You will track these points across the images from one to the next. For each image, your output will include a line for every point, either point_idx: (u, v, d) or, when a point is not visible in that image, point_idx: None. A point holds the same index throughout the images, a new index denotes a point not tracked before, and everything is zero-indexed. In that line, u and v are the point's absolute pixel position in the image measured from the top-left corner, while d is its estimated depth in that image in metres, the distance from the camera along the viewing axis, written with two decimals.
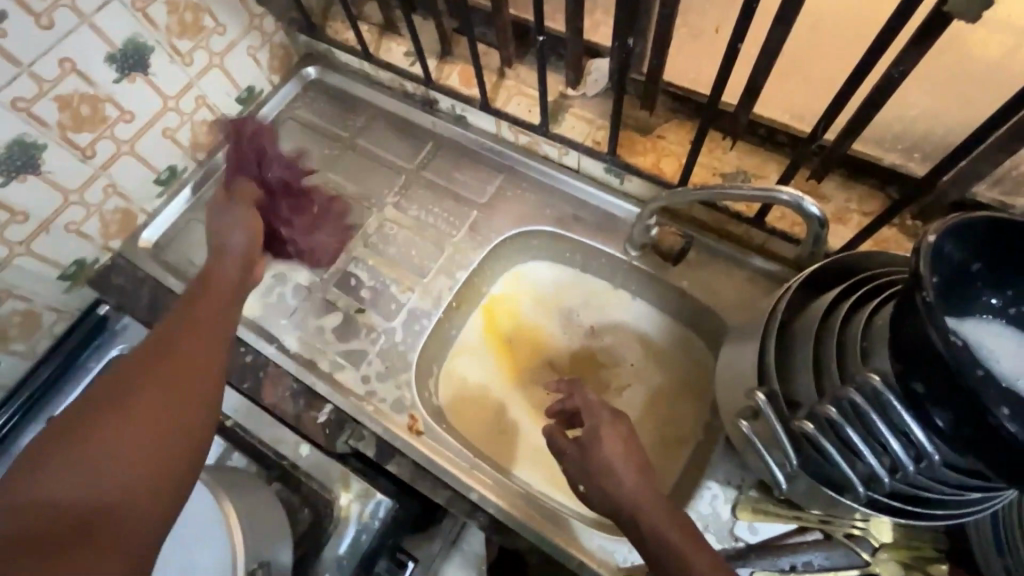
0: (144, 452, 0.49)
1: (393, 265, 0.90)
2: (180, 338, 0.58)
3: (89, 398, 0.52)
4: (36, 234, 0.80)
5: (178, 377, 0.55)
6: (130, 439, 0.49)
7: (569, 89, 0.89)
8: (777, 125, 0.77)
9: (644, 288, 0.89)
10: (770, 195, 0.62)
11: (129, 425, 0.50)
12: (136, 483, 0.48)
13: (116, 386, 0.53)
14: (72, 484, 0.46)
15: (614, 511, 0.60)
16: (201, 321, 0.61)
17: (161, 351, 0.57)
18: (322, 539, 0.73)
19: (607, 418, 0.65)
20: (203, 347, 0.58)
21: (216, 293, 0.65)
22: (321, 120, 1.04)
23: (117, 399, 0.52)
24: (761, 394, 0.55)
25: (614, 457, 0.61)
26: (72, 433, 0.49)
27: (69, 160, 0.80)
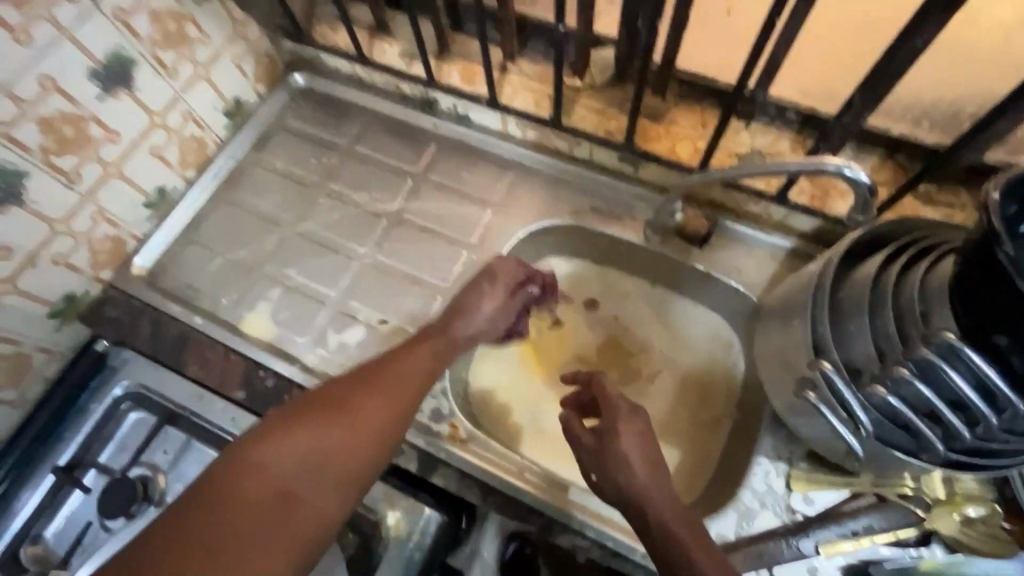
0: (333, 469, 0.60)
1: (411, 272, 0.87)
2: (386, 372, 0.67)
3: (339, 394, 0.64)
4: (21, 270, 0.74)
5: (380, 402, 0.65)
6: (330, 451, 0.60)
7: (576, 81, 0.88)
8: (786, 101, 0.78)
9: (664, 274, 0.90)
10: (816, 166, 0.60)
11: (332, 441, 0.61)
12: (322, 495, 0.59)
13: (329, 398, 0.64)
14: (288, 468, 0.58)
15: (623, 502, 0.60)
16: (410, 363, 0.69)
17: (372, 376, 0.67)
18: (372, 561, 0.70)
19: (626, 411, 0.65)
20: (410, 388, 0.67)
21: (434, 343, 0.72)
22: (315, 129, 1.00)
23: (326, 411, 0.63)
24: (825, 362, 0.55)
25: (630, 451, 0.61)
26: (288, 425, 0.61)
27: (53, 186, 0.74)
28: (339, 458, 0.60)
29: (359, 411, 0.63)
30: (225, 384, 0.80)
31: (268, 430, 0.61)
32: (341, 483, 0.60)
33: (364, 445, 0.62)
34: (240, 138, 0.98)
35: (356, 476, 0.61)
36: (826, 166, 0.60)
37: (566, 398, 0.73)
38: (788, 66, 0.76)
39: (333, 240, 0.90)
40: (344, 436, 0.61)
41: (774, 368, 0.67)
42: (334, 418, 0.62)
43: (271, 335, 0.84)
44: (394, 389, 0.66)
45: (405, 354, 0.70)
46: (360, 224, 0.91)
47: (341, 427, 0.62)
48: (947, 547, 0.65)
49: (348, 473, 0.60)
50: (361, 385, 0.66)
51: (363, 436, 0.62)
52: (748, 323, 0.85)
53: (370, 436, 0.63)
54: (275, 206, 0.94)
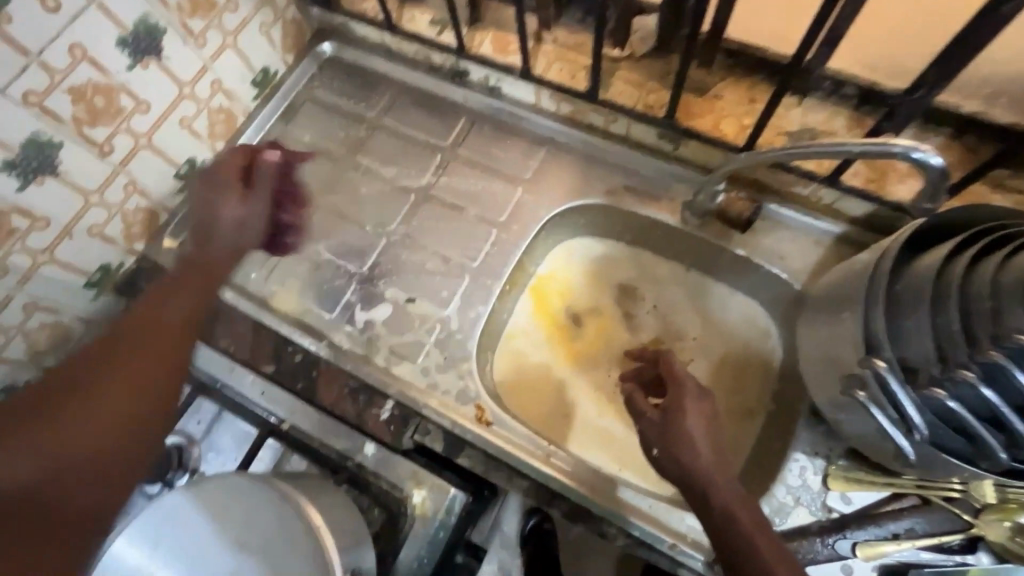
0: (87, 455, 0.51)
1: (438, 251, 0.86)
2: (134, 322, 0.58)
3: (68, 384, 0.54)
4: (58, 241, 0.75)
5: (115, 385, 0.54)
6: (58, 437, 0.51)
7: (614, 51, 0.83)
8: (843, 76, 0.72)
9: (702, 259, 0.86)
10: (881, 148, 0.55)
11: (75, 410, 0.52)
12: (80, 481, 0.50)
13: (81, 366, 0.55)
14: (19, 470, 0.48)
15: (684, 483, 0.58)
16: (181, 297, 0.61)
17: (127, 327, 0.57)
18: (399, 536, 0.71)
19: (694, 392, 0.63)
20: (167, 333, 0.59)
21: (208, 268, 0.64)
22: (342, 100, 0.98)
23: (58, 400, 0.53)
24: (879, 359, 0.52)
25: (697, 432, 0.60)
26: (7, 432, 0.50)
27: (85, 157, 0.74)
28: (81, 441, 0.51)
29: (97, 396, 0.54)
30: (255, 357, 0.81)
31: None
32: (117, 465, 0.52)
33: (99, 421, 0.52)
34: (269, 110, 0.97)
35: (108, 448, 0.52)
36: (891, 147, 0.55)
37: (626, 375, 0.74)
38: (850, 39, 0.68)
39: (361, 215, 0.89)
40: (93, 424, 0.52)
41: (818, 361, 0.64)
42: (54, 407, 0.52)
43: (299, 310, 0.84)
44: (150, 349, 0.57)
45: (166, 292, 0.61)
46: (388, 199, 0.90)
47: (87, 415, 0.52)
48: (994, 554, 0.62)
49: (111, 464, 0.52)
50: (110, 360, 0.55)
51: (109, 408, 0.53)
52: (787, 312, 0.82)
53: (120, 408, 0.54)
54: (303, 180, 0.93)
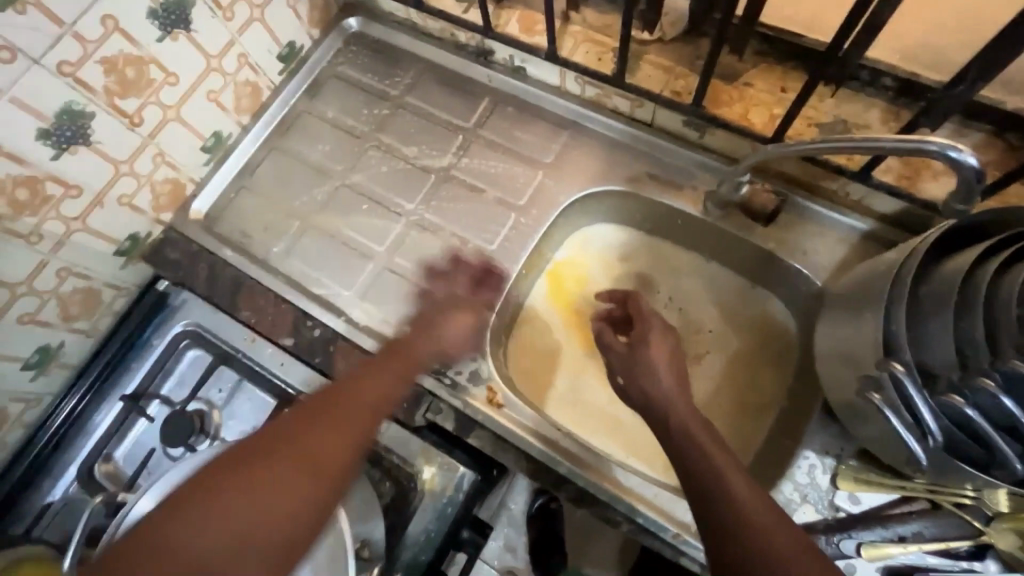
0: (286, 511, 0.53)
1: (456, 233, 0.86)
2: (342, 398, 0.62)
3: (241, 451, 0.56)
4: (90, 209, 0.77)
5: (340, 433, 0.58)
6: (257, 493, 0.53)
7: (643, 34, 0.81)
8: (882, 66, 0.70)
9: (721, 251, 0.85)
10: (919, 145, 0.53)
11: (292, 465, 0.55)
12: (270, 524, 0.52)
13: (274, 435, 0.57)
14: (195, 542, 0.50)
15: (644, 406, 0.63)
16: (382, 377, 0.66)
17: (329, 402, 0.61)
18: (409, 509, 0.73)
19: (659, 327, 0.69)
20: (383, 386, 0.65)
21: (411, 347, 0.70)
22: (366, 77, 0.98)
23: (251, 461, 0.55)
24: (897, 364, 0.51)
25: (658, 360, 0.65)
26: (205, 498, 0.52)
27: (117, 128, 0.75)
28: (280, 501, 0.53)
29: (264, 466, 0.54)
30: (275, 330, 0.83)
31: (193, 494, 0.52)
32: (318, 501, 0.55)
33: (287, 480, 0.54)
34: (295, 85, 0.97)
35: (336, 475, 0.57)
36: (928, 147, 0.52)
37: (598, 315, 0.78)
38: (892, 26, 0.66)
39: (381, 194, 0.90)
40: (322, 450, 0.57)
41: (835, 361, 0.63)
42: (273, 450, 0.56)
43: (318, 286, 0.85)
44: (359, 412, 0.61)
45: (361, 379, 0.65)
46: (409, 178, 0.90)
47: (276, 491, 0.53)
48: (1001, 562, 0.62)
49: (295, 515, 0.53)
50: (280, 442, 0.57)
51: (326, 465, 0.56)
52: (806, 308, 0.81)
53: (320, 472, 0.56)
54: (326, 156, 0.94)
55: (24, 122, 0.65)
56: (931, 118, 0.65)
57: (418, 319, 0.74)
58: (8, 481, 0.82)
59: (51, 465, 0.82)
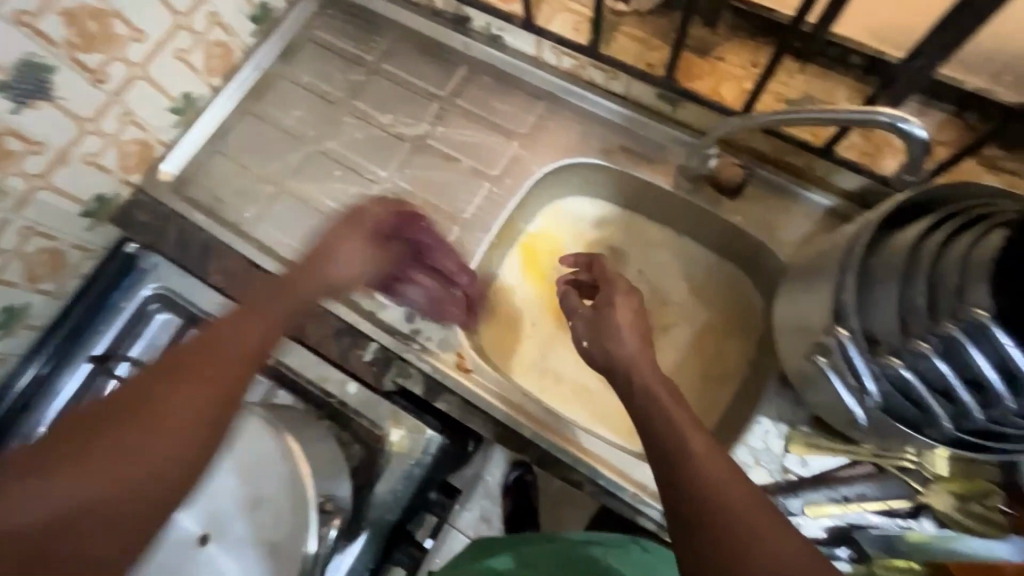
0: (160, 461, 0.45)
1: (430, 202, 0.86)
2: (226, 335, 0.53)
3: (121, 396, 0.47)
4: (53, 167, 0.76)
5: (213, 379, 0.50)
6: (127, 453, 0.44)
7: (619, 5, 0.81)
8: (850, 43, 0.72)
9: (691, 226, 0.87)
10: (871, 117, 0.55)
11: (160, 418, 0.46)
12: (136, 487, 0.44)
13: (137, 382, 0.48)
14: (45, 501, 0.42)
15: (607, 368, 0.59)
16: (263, 311, 0.58)
17: (202, 347, 0.51)
18: (378, 469, 0.75)
19: (624, 288, 0.65)
20: (261, 321, 0.56)
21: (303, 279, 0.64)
22: (342, 42, 0.96)
23: (112, 415, 0.46)
24: (841, 329, 0.53)
25: (623, 323, 0.60)
26: (55, 458, 0.43)
27: (79, 84, 0.73)
28: (151, 446, 0.45)
29: (143, 411, 0.46)
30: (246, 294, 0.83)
31: (41, 453, 0.43)
32: (193, 445, 0.47)
33: (162, 438, 0.46)
34: (268, 47, 0.95)
35: (217, 421, 0.49)
36: (879, 119, 0.54)
37: (564, 277, 0.77)
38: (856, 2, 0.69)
39: (355, 161, 0.89)
40: (194, 398, 0.48)
41: (790, 330, 0.65)
42: (148, 396, 0.47)
43: (290, 252, 0.85)
44: (239, 355, 0.52)
45: (238, 319, 0.56)
46: (384, 146, 0.90)
47: (138, 433, 0.45)
48: (937, 522, 0.65)
49: (168, 463, 0.46)
50: (160, 382, 0.48)
51: (198, 416, 0.48)
52: (769, 281, 0.83)
53: (195, 410, 0.48)
54: (300, 122, 0.93)
55: None
56: (893, 95, 0.67)
57: (308, 252, 0.67)
58: None
59: (20, 425, 0.83)
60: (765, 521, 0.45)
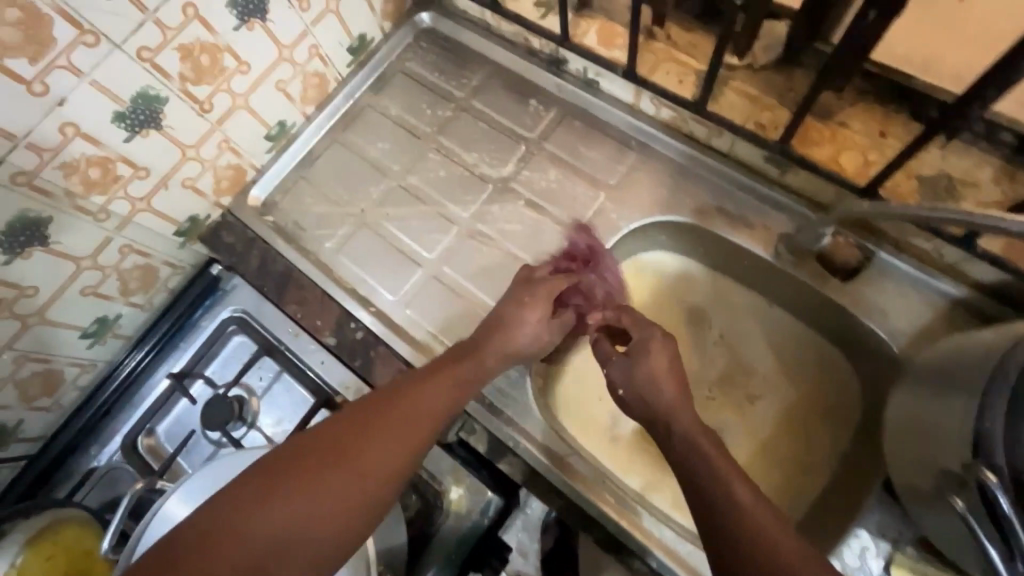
0: (328, 527, 0.54)
1: (508, 248, 0.84)
2: (386, 419, 0.61)
3: (335, 451, 0.58)
4: (156, 190, 0.79)
5: (363, 466, 0.57)
6: (304, 532, 0.53)
7: (732, 58, 0.76)
8: (1004, 121, 0.63)
9: (790, 297, 0.79)
10: (987, 221, 0.50)
11: (330, 486, 0.55)
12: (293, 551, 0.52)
13: (317, 453, 0.57)
14: (267, 531, 0.52)
15: (647, 418, 0.64)
16: (426, 396, 0.64)
17: (359, 425, 0.60)
18: (432, 527, 0.72)
19: (660, 335, 0.69)
20: (413, 428, 0.61)
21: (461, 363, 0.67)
22: (434, 76, 0.95)
23: (306, 466, 0.56)
24: (990, 473, 0.46)
25: (658, 369, 0.65)
26: (264, 499, 0.53)
27: (187, 113, 0.76)
28: (332, 506, 0.55)
29: (337, 468, 0.56)
30: (319, 328, 0.83)
31: (273, 467, 0.55)
32: (354, 516, 0.55)
33: (317, 506, 0.54)
34: (361, 78, 0.96)
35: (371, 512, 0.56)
36: (994, 223, 0.49)
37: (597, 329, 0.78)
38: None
39: (437, 200, 0.88)
40: (357, 477, 0.57)
41: (913, 447, 0.58)
42: (341, 458, 0.57)
43: (365, 288, 0.85)
44: (389, 452, 0.59)
45: (406, 404, 0.63)
46: (467, 186, 0.88)
47: (328, 493, 0.55)
48: None
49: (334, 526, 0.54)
50: (347, 446, 0.58)
51: (349, 507, 0.55)
52: (875, 369, 0.74)
53: (357, 492, 0.56)
54: (385, 154, 0.93)
55: (100, 105, 0.66)
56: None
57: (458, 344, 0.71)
58: (58, 444, 0.85)
59: (99, 433, 0.86)
60: (771, 514, 0.50)
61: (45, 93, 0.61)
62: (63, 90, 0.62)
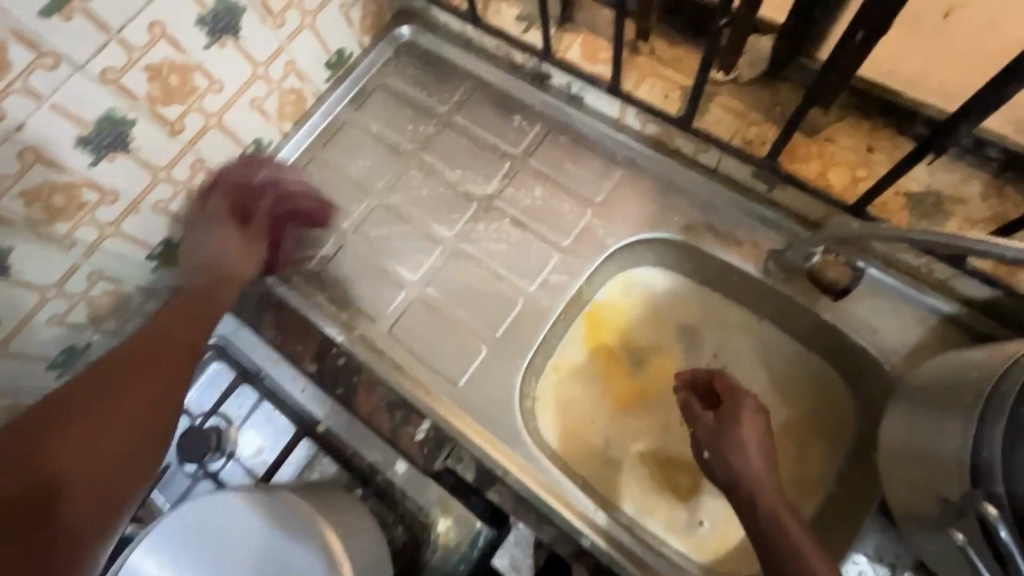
0: (113, 450, 0.55)
1: (493, 268, 0.82)
2: (165, 343, 0.64)
3: (110, 377, 0.59)
4: (125, 215, 0.75)
5: (144, 382, 0.59)
6: (72, 450, 0.53)
7: (718, 73, 0.75)
8: (992, 136, 0.62)
9: (780, 313, 0.78)
10: (982, 245, 0.48)
11: (102, 437, 0.55)
12: (84, 500, 0.52)
13: (94, 381, 0.58)
14: (74, 465, 0.52)
15: (730, 484, 0.62)
16: (198, 325, 0.68)
17: (138, 355, 0.61)
18: (420, 560, 0.70)
19: (751, 405, 0.66)
20: (190, 353, 0.65)
21: (197, 299, 0.70)
22: (415, 91, 0.93)
23: (83, 394, 0.57)
24: (989, 506, 0.45)
25: (750, 441, 0.63)
26: (42, 437, 0.52)
27: (158, 135, 0.73)
28: (110, 429, 0.56)
29: (120, 388, 0.58)
30: (299, 355, 0.80)
31: (29, 423, 0.53)
32: (141, 448, 0.57)
33: (110, 460, 0.54)
34: (340, 93, 0.94)
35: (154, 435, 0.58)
36: (988, 249, 0.47)
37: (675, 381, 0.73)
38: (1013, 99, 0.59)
39: (421, 219, 0.86)
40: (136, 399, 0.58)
41: (907, 471, 0.57)
42: (117, 378, 0.59)
43: (347, 312, 0.82)
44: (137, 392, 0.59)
45: (182, 321, 0.67)
46: (450, 204, 0.86)
47: (85, 437, 0.54)
48: None
49: (123, 456, 0.55)
50: (125, 368, 0.60)
51: (131, 447, 0.56)
52: (869, 386, 0.74)
53: (135, 411, 0.58)
54: (366, 172, 0.90)
55: (63, 129, 0.63)
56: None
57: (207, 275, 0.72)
58: None
59: None
60: None
61: (0, 118, 0.57)
62: (21, 115, 0.59)
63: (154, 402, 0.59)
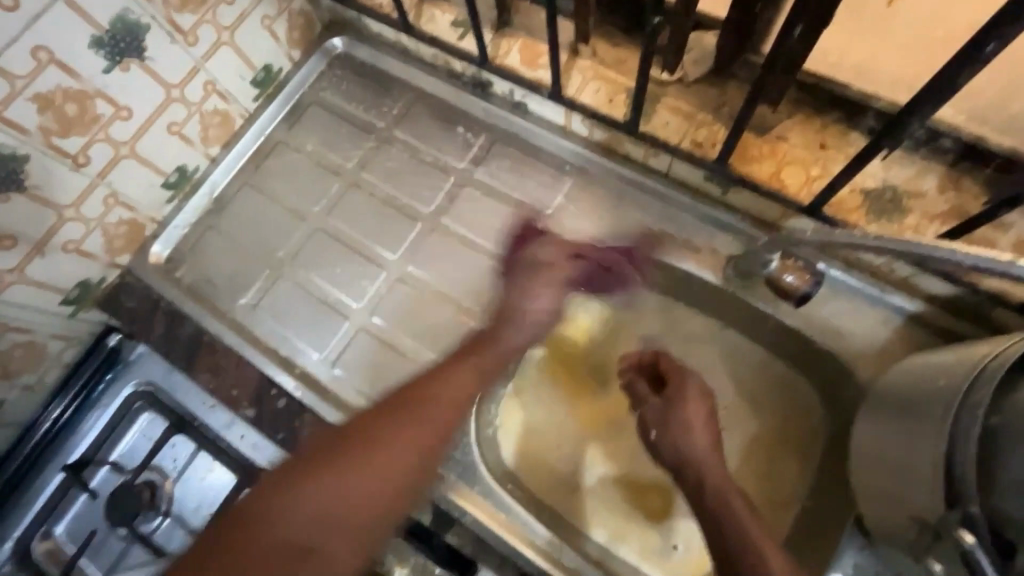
0: (342, 541, 0.58)
1: (442, 291, 0.77)
2: (376, 447, 0.63)
3: (343, 452, 0.62)
4: (28, 259, 0.68)
5: (357, 476, 0.61)
6: (326, 511, 0.59)
7: (662, 73, 0.71)
8: (945, 126, 0.60)
9: (744, 321, 0.75)
10: (937, 251, 0.45)
11: (331, 495, 0.59)
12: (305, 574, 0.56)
13: (330, 452, 0.62)
14: (305, 515, 0.58)
15: (677, 466, 0.62)
16: (433, 417, 0.65)
17: (351, 441, 0.63)
18: None
19: (698, 386, 0.66)
20: (415, 450, 0.63)
21: (482, 354, 0.69)
22: (351, 105, 0.88)
23: (309, 470, 0.61)
24: (966, 532, 0.42)
25: (695, 419, 0.63)
26: (301, 478, 0.60)
27: (59, 170, 0.66)
28: (338, 500, 0.59)
29: (347, 470, 0.61)
30: (236, 398, 0.74)
31: (303, 471, 0.61)
32: (372, 525, 0.60)
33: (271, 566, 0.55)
34: (270, 111, 0.88)
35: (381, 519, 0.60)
36: (947, 256, 0.44)
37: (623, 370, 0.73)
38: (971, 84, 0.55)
39: (364, 243, 0.81)
40: (339, 488, 0.60)
41: (881, 487, 0.54)
42: (336, 459, 0.62)
43: (287, 348, 0.76)
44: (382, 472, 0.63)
45: (412, 419, 0.65)
46: (394, 225, 0.81)
47: (342, 476, 0.61)
48: None
49: (355, 529, 0.59)
50: (347, 448, 0.62)
51: (345, 542, 0.58)
52: (837, 392, 0.71)
53: (379, 491, 0.61)
54: (302, 195, 0.84)
55: None
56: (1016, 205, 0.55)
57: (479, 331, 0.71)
58: None
59: None
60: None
61: None
62: None
63: (379, 486, 0.61)
